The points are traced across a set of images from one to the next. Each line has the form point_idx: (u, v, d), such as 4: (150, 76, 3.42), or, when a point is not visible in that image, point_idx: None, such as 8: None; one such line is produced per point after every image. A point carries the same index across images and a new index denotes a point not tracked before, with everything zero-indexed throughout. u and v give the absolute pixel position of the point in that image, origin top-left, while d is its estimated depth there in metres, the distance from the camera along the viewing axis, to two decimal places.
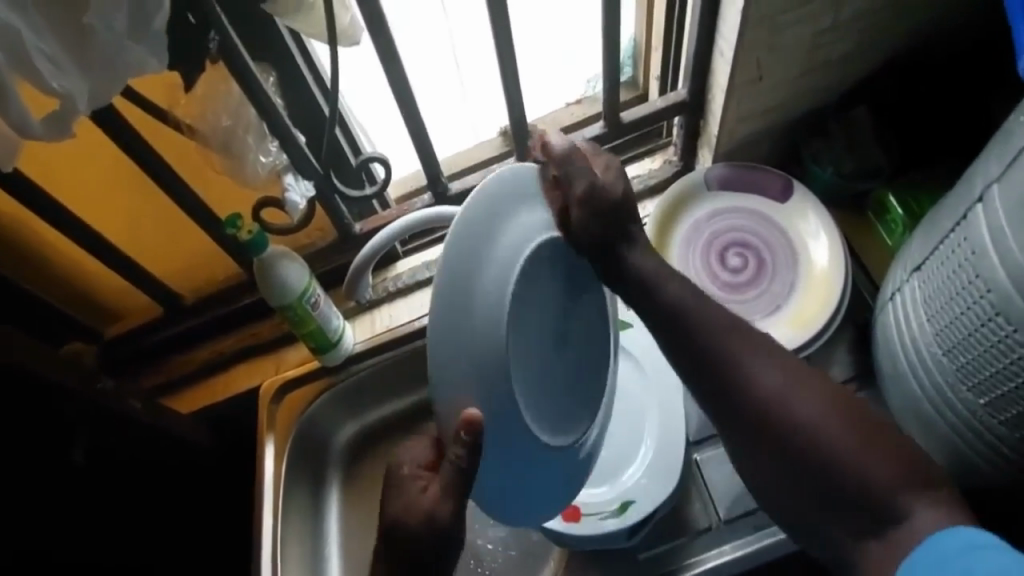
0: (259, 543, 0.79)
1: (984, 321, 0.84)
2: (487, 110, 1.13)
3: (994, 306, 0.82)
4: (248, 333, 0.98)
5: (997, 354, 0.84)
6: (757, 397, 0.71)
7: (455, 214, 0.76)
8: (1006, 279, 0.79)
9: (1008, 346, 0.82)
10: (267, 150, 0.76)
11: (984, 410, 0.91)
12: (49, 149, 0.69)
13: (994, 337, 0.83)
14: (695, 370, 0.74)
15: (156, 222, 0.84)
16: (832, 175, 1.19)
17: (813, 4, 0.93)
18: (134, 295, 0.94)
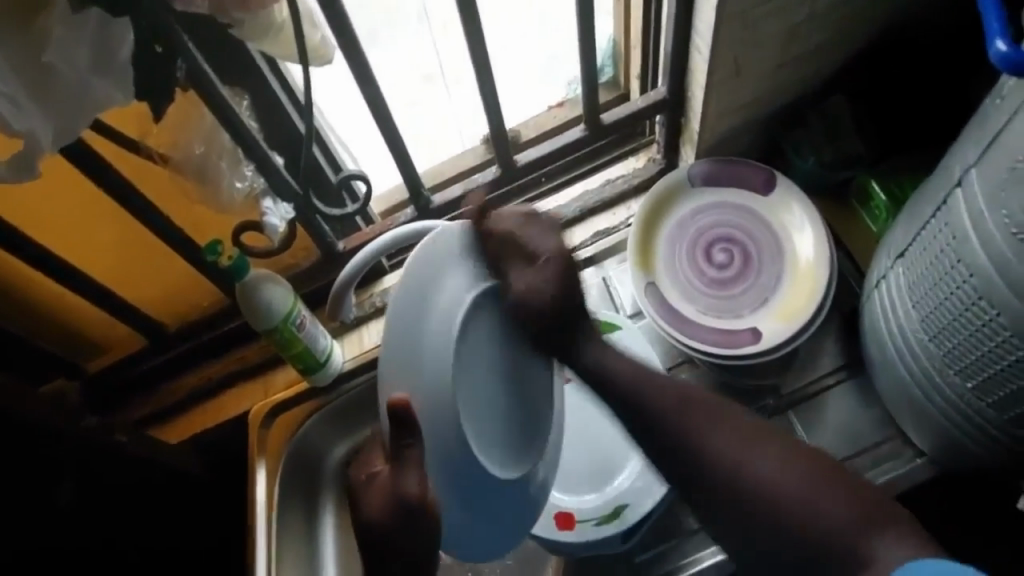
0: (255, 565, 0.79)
1: (968, 305, 0.85)
2: (467, 118, 1.12)
3: (977, 290, 0.82)
4: (235, 357, 0.98)
5: (981, 338, 0.85)
6: (719, 457, 0.71)
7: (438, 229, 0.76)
8: (988, 263, 0.79)
9: (992, 329, 0.83)
10: (243, 175, 0.75)
11: (972, 393, 0.92)
12: (20, 189, 0.69)
13: (979, 321, 0.84)
14: (642, 433, 0.75)
15: (135, 252, 0.83)
16: (813, 166, 1.20)
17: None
18: (117, 327, 0.93)
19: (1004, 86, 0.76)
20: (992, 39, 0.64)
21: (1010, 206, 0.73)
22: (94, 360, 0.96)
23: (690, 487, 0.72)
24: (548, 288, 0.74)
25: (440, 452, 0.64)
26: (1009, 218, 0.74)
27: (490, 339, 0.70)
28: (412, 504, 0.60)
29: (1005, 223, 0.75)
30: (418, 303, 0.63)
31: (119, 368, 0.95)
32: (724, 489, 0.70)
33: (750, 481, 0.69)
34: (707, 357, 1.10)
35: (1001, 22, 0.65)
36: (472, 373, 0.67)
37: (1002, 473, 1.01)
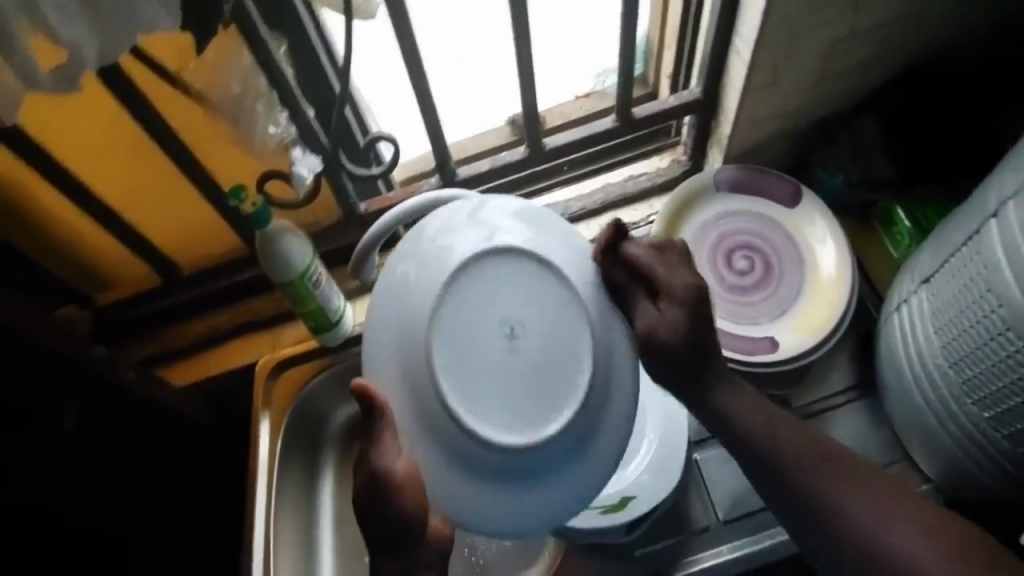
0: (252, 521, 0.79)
1: (994, 335, 0.83)
2: (497, 99, 1.11)
3: (1005, 321, 0.80)
4: (245, 308, 0.98)
5: (1005, 369, 0.83)
6: (857, 520, 0.71)
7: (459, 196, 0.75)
8: (1020, 294, 0.77)
9: (1017, 361, 0.81)
10: (277, 120, 0.73)
11: (988, 424, 0.90)
12: (53, 104, 0.68)
13: (1004, 351, 0.82)
14: (795, 509, 0.73)
15: (159, 189, 0.83)
16: (841, 181, 1.18)
17: (833, 9, 0.91)
18: (134, 264, 0.93)
19: None
20: None
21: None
22: (104, 293, 0.95)
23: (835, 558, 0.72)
24: (671, 320, 0.72)
25: (420, 409, 0.64)
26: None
27: (488, 295, 0.65)
28: (384, 482, 0.62)
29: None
30: (397, 287, 0.66)
31: (129, 305, 0.93)
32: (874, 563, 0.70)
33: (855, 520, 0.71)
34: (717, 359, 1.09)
35: None
36: (455, 331, 0.64)
37: (1012, 508, 0.99)
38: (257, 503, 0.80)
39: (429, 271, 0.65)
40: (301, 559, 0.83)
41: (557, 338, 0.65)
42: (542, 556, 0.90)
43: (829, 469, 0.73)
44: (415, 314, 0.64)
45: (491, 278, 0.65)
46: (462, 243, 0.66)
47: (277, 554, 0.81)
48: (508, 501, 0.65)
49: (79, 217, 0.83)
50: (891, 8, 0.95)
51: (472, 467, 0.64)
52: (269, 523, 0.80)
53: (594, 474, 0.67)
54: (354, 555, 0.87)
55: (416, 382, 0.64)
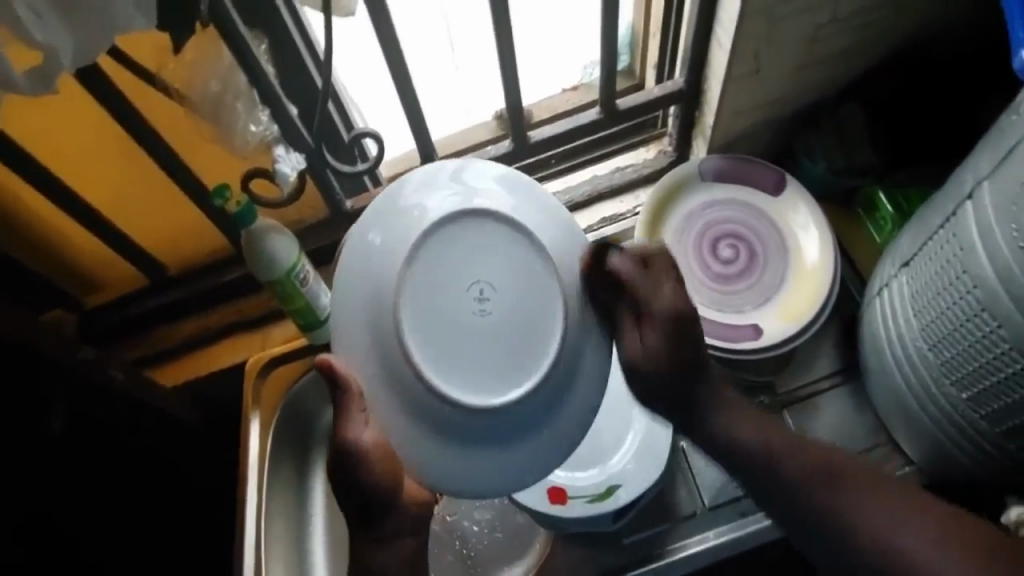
0: (247, 521, 0.81)
1: (970, 317, 0.84)
2: (483, 93, 1.11)
3: (980, 302, 0.82)
4: (233, 308, 0.98)
5: (981, 350, 0.85)
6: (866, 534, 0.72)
7: None
8: (993, 276, 0.79)
9: (992, 342, 0.83)
10: (258, 119, 0.73)
11: (966, 404, 0.92)
12: (33, 106, 0.67)
13: (980, 332, 0.84)
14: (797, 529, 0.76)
15: (142, 189, 0.82)
16: (824, 170, 1.20)
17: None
18: (120, 265, 0.92)
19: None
20: None
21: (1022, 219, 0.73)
22: (91, 295, 0.95)
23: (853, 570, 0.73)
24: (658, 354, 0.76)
25: (388, 376, 0.66)
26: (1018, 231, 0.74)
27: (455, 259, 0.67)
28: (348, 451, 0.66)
29: (1014, 236, 0.75)
30: (363, 257, 0.67)
31: (115, 305, 0.93)
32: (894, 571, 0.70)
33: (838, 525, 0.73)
34: (704, 347, 1.10)
35: None
36: (425, 299, 0.66)
37: (992, 487, 1.02)
38: (249, 503, 0.82)
39: (394, 241, 0.67)
40: (293, 558, 0.84)
41: (519, 295, 0.67)
42: (533, 547, 0.93)
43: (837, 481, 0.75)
44: (382, 283, 0.66)
45: (458, 246, 0.67)
46: (426, 212, 0.67)
47: (270, 553, 0.82)
48: (473, 461, 0.68)
49: (64, 219, 0.82)
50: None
51: (441, 429, 0.67)
52: (261, 523, 0.82)
53: (560, 432, 0.69)
54: (345, 554, 0.87)
55: (384, 349, 0.66)
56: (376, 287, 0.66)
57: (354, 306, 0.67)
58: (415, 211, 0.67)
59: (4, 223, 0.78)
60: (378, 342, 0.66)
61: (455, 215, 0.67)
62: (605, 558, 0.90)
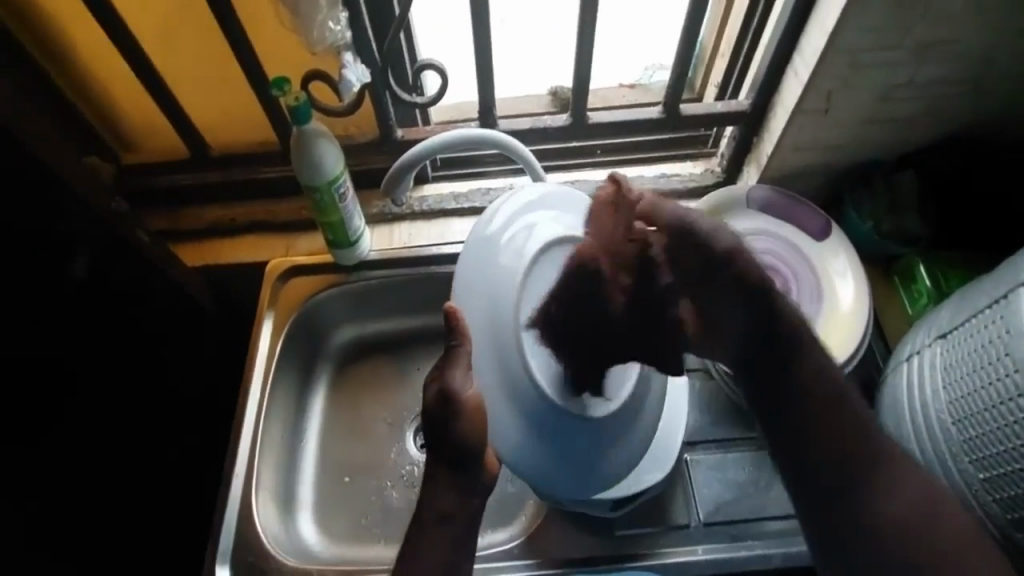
0: (238, 444, 0.80)
1: (1000, 401, 0.80)
2: (548, 68, 1.09)
3: (1017, 387, 0.78)
4: (264, 209, 0.98)
5: (1008, 435, 0.80)
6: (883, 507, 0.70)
7: (483, 135, 0.77)
8: None
9: (1015, 433, 0.79)
10: (336, 18, 0.71)
11: (982, 486, 0.86)
12: None
13: (1008, 418, 0.80)
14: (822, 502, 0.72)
15: (206, 63, 0.82)
16: (869, 230, 1.15)
17: (898, 48, 0.90)
18: (168, 133, 0.92)
19: None
20: None
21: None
22: (129, 154, 0.94)
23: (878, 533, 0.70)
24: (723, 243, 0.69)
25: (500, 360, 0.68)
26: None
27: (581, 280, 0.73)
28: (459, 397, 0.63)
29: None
30: (490, 245, 0.69)
31: (148, 170, 0.92)
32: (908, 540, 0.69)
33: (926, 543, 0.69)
34: None
35: None
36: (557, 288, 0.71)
37: None
38: (249, 411, 0.82)
39: (512, 251, 0.69)
40: (284, 465, 0.86)
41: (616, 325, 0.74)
42: (518, 519, 0.92)
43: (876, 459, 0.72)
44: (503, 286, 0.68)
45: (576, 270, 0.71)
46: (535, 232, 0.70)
47: (262, 455, 0.82)
48: (552, 452, 0.72)
49: (125, 73, 0.82)
50: (953, 66, 0.93)
51: (538, 425, 0.71)
52: (259, 422, 0.82)
53: (627, 446, 0.77)
54: (332, 480, 0.89)
55: (501, 337, 0.68)
56: (501, 284, 0.68)
57: (476, 287, 0.69)
58: (545, 226, 0.71)
59: (67, 53, 0.79)
60: (495, 325, 0.68)
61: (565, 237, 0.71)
62: (591, 543, 0.86)
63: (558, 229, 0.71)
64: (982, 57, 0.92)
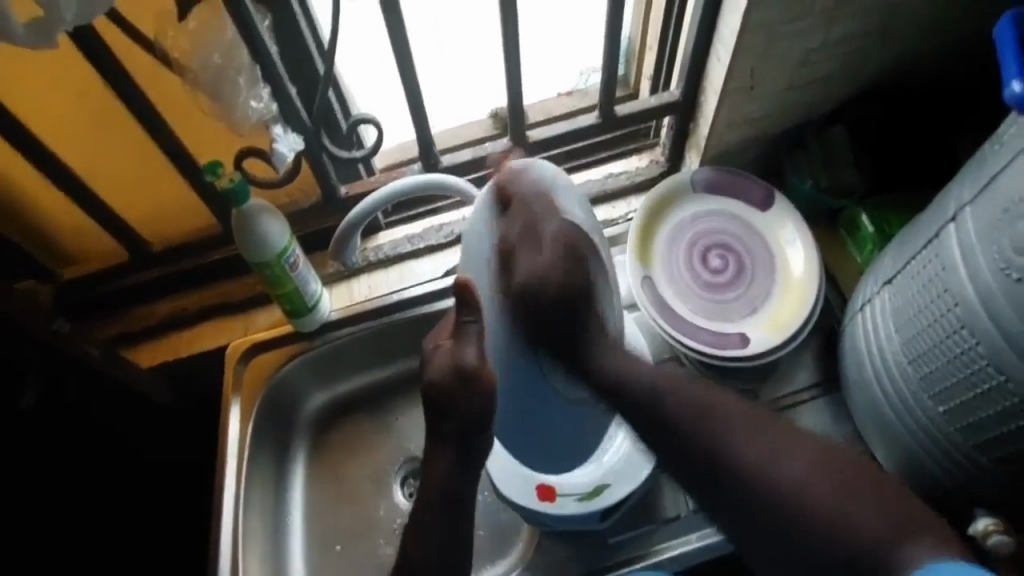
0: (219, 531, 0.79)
1: (950, 333, 0.81)
2: (482, 91, 1.09)
3: (960, 319, 0.79)
4: (215, 292, 0.96)
5: (959, 365, 0.82)
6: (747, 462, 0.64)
7: (428, 180, 0.76)
8: (973, 294, 0.77)
9: (970, 358, 0.80)
10: (259, 95, 0.72)
11: (944, 418, 0.88)
12: (21, 59, 0.65)
13: (959, 348, 0.81)
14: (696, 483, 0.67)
15: (129, 159, 0.80)
16: (810, 189, 1.19)
17: (807, 20, 0.93)
18: (100, 236, 0.90)
19: (1006, 128, 0.73)
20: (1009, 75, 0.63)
21: (1001, 243, 0.71)
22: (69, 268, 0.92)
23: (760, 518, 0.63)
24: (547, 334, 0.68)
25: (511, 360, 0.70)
26: (999, 255, 0.72)
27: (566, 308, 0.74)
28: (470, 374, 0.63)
29: (996, 260, 0.72)
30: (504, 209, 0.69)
31: (93, 279, 0.90)
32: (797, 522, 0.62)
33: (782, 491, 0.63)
34: (688, 352, 1.08)
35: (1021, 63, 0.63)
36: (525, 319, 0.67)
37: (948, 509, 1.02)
38: (227, 484, 0.81)
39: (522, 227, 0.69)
40: (268, 547, 0.86)
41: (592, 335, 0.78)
42: (515, 548, 0.93)
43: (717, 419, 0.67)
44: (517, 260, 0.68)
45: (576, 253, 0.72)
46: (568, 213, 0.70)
47: (245, 542, 0.82)
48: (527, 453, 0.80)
49: (48, 187, 0.80)
50: (863, 24, 0.96)
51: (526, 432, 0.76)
52: (238, 513, 0.81)
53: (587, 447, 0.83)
54: (326, 539, 0.90)
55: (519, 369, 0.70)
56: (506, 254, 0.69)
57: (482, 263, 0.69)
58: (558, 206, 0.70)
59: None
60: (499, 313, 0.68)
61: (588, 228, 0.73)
62: (586, 557, 0.89)
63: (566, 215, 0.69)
64: (886, 17, 0.96)
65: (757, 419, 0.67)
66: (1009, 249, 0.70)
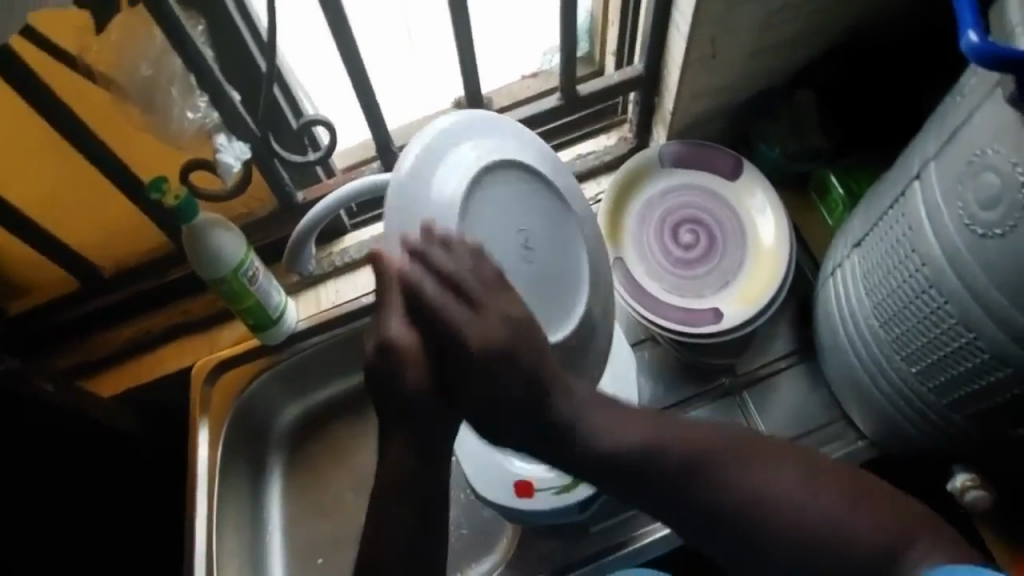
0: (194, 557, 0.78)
1: (919, 293, 0.82)
2: (440, 79, 1.06)
3: (928, 279, 0.80)
4: (174, 311, 0.94)
5: (929, 325, 0.83)
6: (744, 485, 0.57)
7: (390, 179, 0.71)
8: (940, 253, 0.77)
9: (938, 317, 0.81)
10: (196, 105, 0.69)
11: (916, 378, 0.90)
12: None
13: (928, 308, 0.82)
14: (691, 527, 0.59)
15: (73, 182, 0.77)
16: (777, 156, 1.19)
17: None
18: (49, 266, 0.87)
19: (967, 83, 0.73)
20: (964, 28, 0.62)
21: (965, 198, 0.72)
22: (16, 301, 0.89)
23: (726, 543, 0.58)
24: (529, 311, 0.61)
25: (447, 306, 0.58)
26: (963, 211, 0.72)
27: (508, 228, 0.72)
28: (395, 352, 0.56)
29: (960, 215, 0.73)
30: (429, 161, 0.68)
31: (46, 310, 0.88)
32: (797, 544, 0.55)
33: (782, 504, 0.56)
34: (664, 332, 1.08)
35: (975, 13, 0.63)
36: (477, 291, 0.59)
37: (923, 464, 1.06)
38: (198, 509, 0.80)
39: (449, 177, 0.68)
40: (248, 567, 0.86)
41: (555, 246, 0.75)
42: (500, 542, 0.94)
43: (715, 453, 0.59)
44: (448, 211, 0.66)
45: (508, 193, 0.72)
46: (471, 152, 0.70)
47: (222, 565, 0.82)
48: None
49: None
50: None
51: None
52: (213, 537, 0.80)
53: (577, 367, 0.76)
54: (307, 552, 0.90)
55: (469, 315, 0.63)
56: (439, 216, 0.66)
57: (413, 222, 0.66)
58: (476, 149, 0.71)
59: None
60: None
61: (525, 170, 0.74)
62: (571, 548, 0.90)
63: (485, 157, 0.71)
64: None
65: (755, 449, 0.59)
66: (973, 204, 0.70)
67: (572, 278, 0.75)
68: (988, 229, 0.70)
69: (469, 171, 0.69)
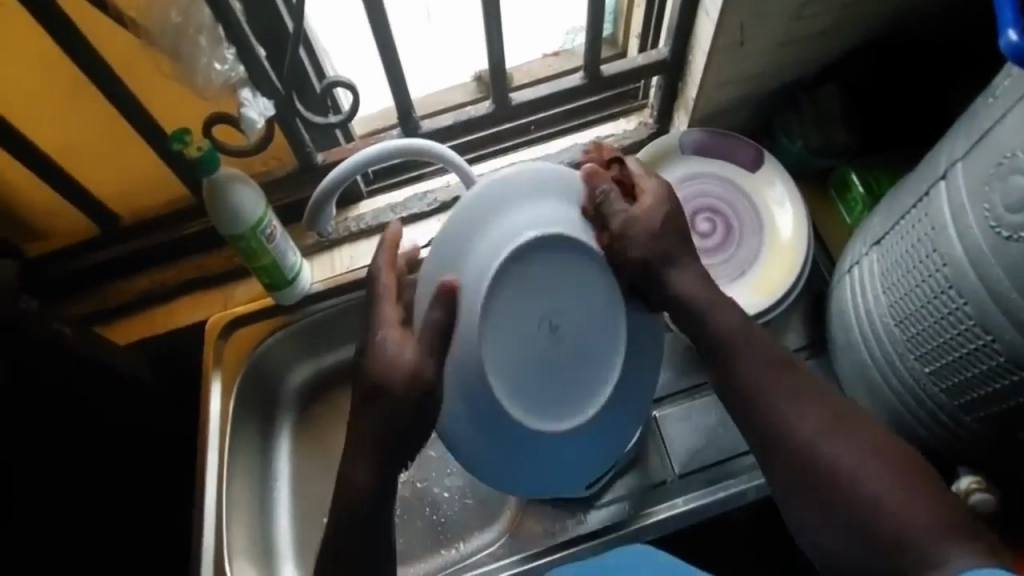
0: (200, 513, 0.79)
1: (938, 293, 0.81)
2: (464, 53, 1.05)
3: (948, 280, 0.79)
4: (190, 265, 0.94)
5: (946, 326, 0.82)
6: (802, 433, 0.68)
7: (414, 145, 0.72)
8: (963, 255, 0.76)
9: (957, 319, 0.80)
10: (223, 57, 0.68)
11: (929, 379, 0.89)
12: None
13: (946, 309, 0.81)
14: (744, 416, 0.71)
15: (94, 131, 0.78)
16: (800, 149, 1.17)
17: None
18: (67, 213, 0.87)
19: (1000, 82, 0.72)
20: (1003, 26, 0.60)
21: (992, 200, 0.70)
22: (36, 244, 0.90)
23: (810, 493, 0.67)
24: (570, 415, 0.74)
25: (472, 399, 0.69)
26: (989, 212, 0.71)
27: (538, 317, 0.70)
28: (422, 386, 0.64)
29: (986, 217, 0.71)
30: (460, 242, 0.67)
31: (66, 255, 0.89)
32: (811, 477, 0.67)
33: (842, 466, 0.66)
34: None
35: (1015, 11, 0.61)
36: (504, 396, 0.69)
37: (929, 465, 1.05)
38: (209, 466, 0.81)
39: (479, 261, 0.67)
40: (254, 524, 0.87)
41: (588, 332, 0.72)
42: (502, 516, 0.94)
43: (792, 381, 0.70)
44: (471, 303, 0.66)
45: (541, 274, 0.69)
46: (503, 230, 0.67)
47: (230, 521, 0.83)
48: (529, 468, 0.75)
49: (13, 165, 0.78)
50: None
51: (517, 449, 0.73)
52: (221, 492, 0.81)
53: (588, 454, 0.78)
54: (314, 513, 0.91)
55: (481, 417, 0.70)
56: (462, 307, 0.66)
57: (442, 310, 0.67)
58: (509, 222, 0.67)
59: None
60: (456, 363, 0.68)
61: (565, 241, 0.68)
62: (577, 526, 0.90)
63: (515, 229, 0.67)
64: None
65: (839, 409, 0.69)
66: (1000, 206, 0.69)
67: (596, 361, 0.73)
68: (1013, 232, 0.68)
69: (497, 253, 0.66)
